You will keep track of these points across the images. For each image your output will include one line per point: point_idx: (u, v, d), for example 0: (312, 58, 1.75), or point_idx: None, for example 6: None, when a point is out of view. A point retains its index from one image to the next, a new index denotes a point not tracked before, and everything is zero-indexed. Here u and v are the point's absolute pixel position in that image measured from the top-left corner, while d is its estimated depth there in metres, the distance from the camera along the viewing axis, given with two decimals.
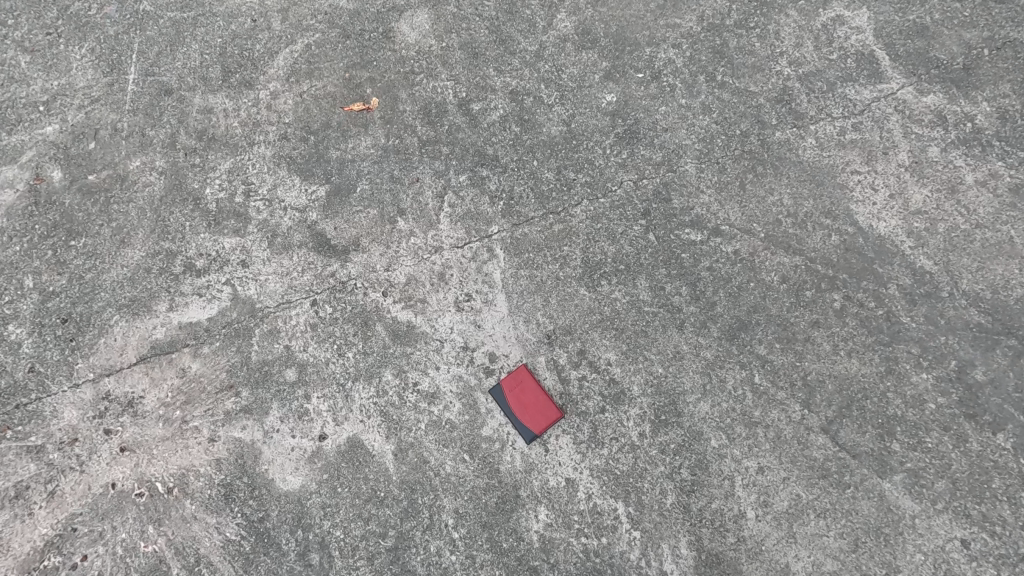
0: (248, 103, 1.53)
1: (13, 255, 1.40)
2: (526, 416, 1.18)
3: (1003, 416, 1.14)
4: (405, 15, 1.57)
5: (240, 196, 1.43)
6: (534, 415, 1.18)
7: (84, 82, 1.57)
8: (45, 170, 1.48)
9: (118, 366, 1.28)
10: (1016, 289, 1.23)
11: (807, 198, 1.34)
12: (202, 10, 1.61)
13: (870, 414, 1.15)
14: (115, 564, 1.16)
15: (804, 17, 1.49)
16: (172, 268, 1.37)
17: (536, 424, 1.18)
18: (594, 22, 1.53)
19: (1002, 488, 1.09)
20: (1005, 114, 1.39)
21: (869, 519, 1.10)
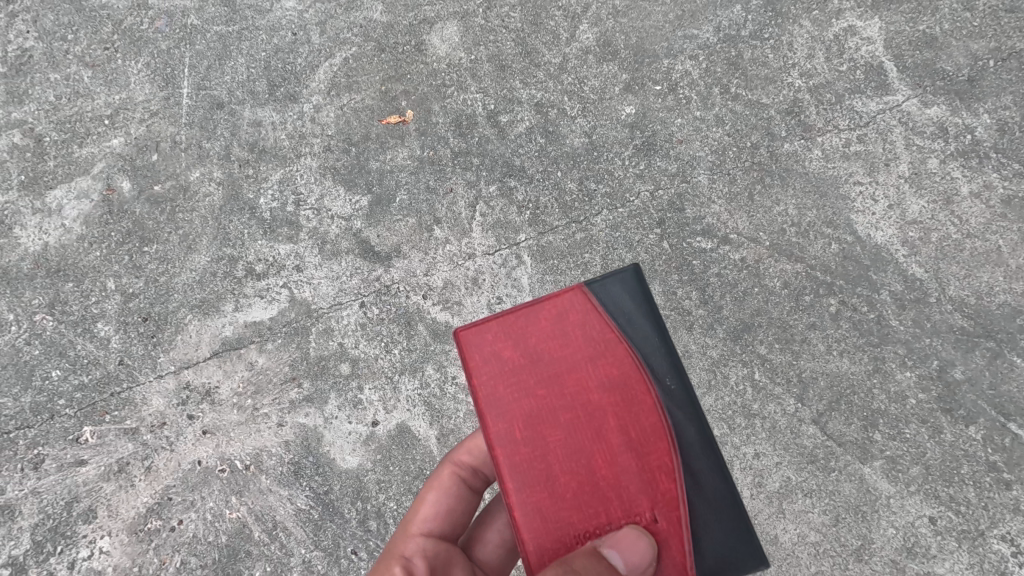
0: (295, 116, 1.66)
1: (94, 260, 1.58)
2: (601, 456, 0.89)
3: (977, 412, 1.28)
4: (436, 27, 1.69)
5: (291, 205, 1.58)
6: (597, 444, 0.90)
7: (144, 98, 1.72)
8: (115, 182, 1.64)
9: (196, 360, 1.47)
10: (999, 295, 1.36)
11: (810, 207, 1.45)
12: (247, 25, 1.75)
13: (855, 407, 1.30)
14: (207, 527, 1.37)
15: (816, 27, 1.59)
16: (235, 272, 1.54)
17: (605, 374, 0.92)
18: (615, 34, 1.64)
19: (970, 474, 1.25)
20: (1005, 125, 1.47)
21: (850, 497, 1.25)
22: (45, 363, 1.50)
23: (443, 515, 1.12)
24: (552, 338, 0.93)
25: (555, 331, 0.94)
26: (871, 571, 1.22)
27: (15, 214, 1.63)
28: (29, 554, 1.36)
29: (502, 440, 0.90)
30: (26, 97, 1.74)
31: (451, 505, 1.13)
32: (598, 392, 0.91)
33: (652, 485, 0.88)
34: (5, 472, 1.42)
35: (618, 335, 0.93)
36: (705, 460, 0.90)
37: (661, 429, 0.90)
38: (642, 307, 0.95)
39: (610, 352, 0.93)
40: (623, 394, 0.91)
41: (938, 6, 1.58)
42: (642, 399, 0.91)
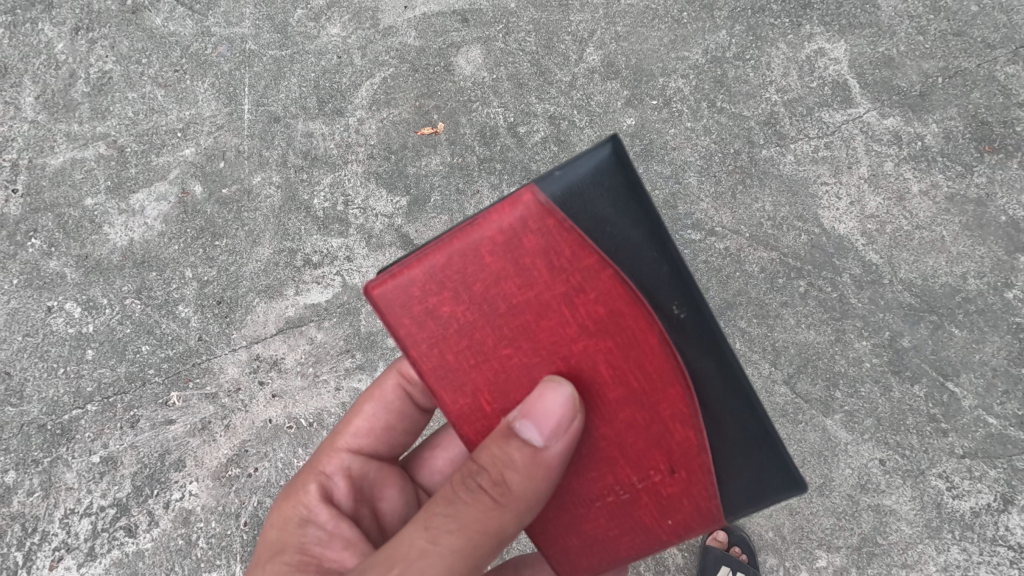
0: (342, 129, 1.92)
1: (174, 253, 1.84)
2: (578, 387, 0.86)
3: (920, 373, 1.55)
4: (462, 51, 1.96)
5: (341, 205, 1.85)
6: (572, 359, 0.85)
7: (210, 113, 1.98)
8: (188, 185, 1.90)
9: (264, 336, 1.74)
10: (942, 277, 1.61)
11: (785, 204, 1.71)
12: (298, 49, 2.02)
13: (820, 370, 1.56)
14: (278, 474, 1.64)
15: (790, 50, 1.85)
16: (294, 262, 1.81)
17: (596, 300, 0.84)
18: (617, 55, 1.91)
19: (913, 424, 1.51)
20: (950, 133, 1.73)
21: (814, 444, 1.52)
22: (136, 340, 1.78)
23: (374, 426, 1.22)
24: (507, 271, 0.85)
25: (503, 255, 0.84)
26: (831, 503, 1.47)
27: (104, 214, 1.90)
28: (132, 496, 1.65)
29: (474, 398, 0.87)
30: (108, 112, 2.00)
31: (388, 412, 1.24)
32: (570, 322, 0.85)
33: (667, 435, 0.86)
34: (108, 430, 1.70)
35: (600, 258, 0.83)
36: (709, 362, 0.86)
37: (653, 351, 0.85)
38: (618, 201, 0.83)
39: (587, 280, 0.84)
40: (605, 319, 0.84)
41: (895, 30, 1.84)
42: (642, 332, 0.84)
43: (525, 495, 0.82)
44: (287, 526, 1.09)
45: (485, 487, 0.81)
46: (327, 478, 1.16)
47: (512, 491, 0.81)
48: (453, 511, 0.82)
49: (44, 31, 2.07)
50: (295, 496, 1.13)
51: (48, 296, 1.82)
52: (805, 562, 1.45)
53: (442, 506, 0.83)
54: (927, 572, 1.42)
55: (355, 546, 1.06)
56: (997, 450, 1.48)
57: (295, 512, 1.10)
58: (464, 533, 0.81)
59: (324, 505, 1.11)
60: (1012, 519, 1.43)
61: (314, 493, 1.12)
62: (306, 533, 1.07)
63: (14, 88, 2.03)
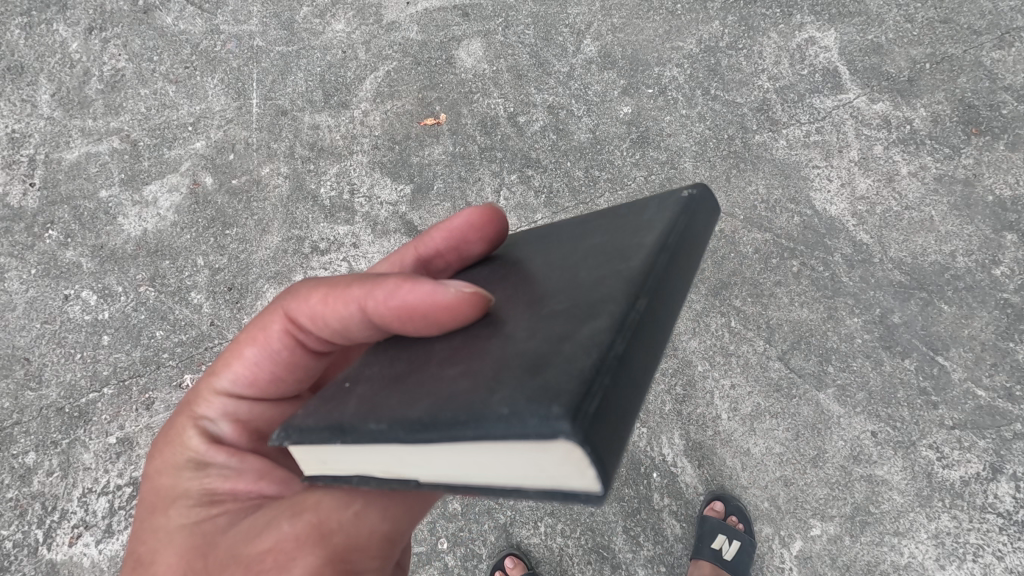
0: (347, 121, 1.98)
1: (186, 242, 1.91)
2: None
3: (911, 347, 1.59)
4: (463, 44, 2.02)
5: (347, 194, 1.91)
6: None
7: (220, 107, 2.04)
8: (200, 177, 1.96)
9: None
10: (931, 255, 1.66)
11: (777, 187, 1.76)
12: (304, 45, 2.08)
13: (812, 346, 1.61)
14: None
15: (782, 39, 1.91)
16: (303, 249, 1.87)
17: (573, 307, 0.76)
18: (614, 46, 1.97)
19: (904, 397, 1.55)
20: (938, 117, 1.78)
21: (808, 417, 1.56)
22: (151, 325, 1.84)
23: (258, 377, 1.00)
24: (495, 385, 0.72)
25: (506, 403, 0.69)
26: (825, 474, 1.52)
27: (118, 206, 1.96)
28: None
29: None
30: (121, 108, 2.06)
31: (276, 362, 1.00)
32: None
33: None
34: (124, 412, 1.76)
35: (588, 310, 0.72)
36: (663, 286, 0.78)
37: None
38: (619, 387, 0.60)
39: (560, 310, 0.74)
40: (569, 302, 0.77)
41: (884, 19, 1.89)
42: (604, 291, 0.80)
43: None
44: (177, 473, 0.96)
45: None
46: (209, 422, 0.99)
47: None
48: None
49: (59, 31, 2.14)
50: (175, 442, 0.99)
51: (65, 284, 1.89)
52: (799, 531, 1.51)
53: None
54: (919, 539, 1.46)
55: (269, 475, 0.96)
56: (986, 421, 1.52)
57: (183, 459, 0.97)
58: None
59: (217, 447, 0.98)
60: (1000, 487, 1.47)
61: (200, 440, 0.98)
62: (203, 479, 0.95)
63: (31, 86, 2.09)
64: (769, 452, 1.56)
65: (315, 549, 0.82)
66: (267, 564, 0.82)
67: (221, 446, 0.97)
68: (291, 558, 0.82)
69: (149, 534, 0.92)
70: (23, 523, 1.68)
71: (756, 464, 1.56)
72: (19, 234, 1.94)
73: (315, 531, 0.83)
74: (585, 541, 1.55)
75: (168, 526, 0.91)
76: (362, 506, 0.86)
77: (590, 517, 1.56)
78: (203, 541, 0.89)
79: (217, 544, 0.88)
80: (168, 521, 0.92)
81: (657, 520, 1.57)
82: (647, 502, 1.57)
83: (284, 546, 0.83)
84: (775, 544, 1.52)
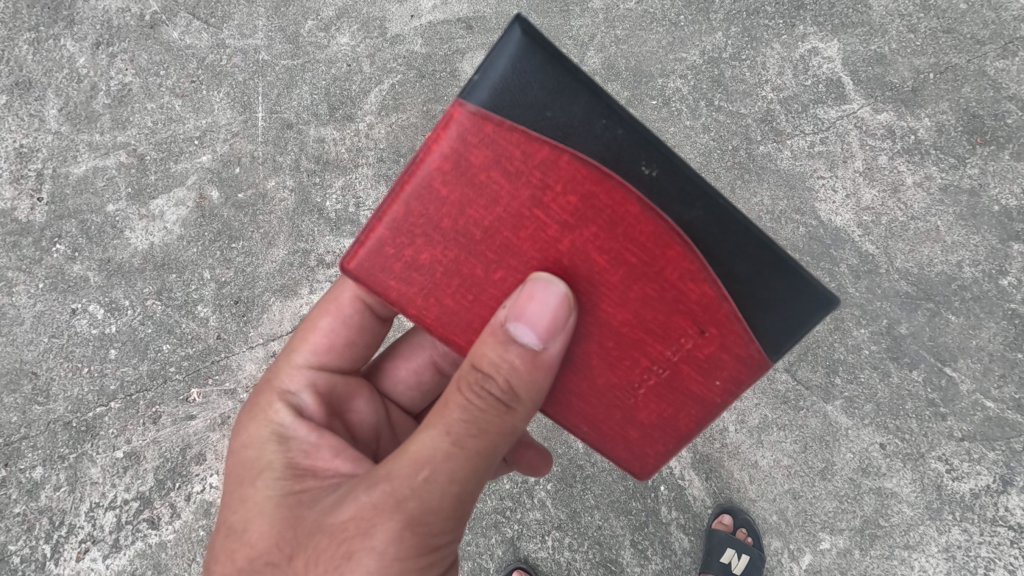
0: (352, 134, 1.99)
1: (192, 255, 1.91)
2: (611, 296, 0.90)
3: (918, 359, 1.59)
4: (468, 57, 2.04)
5: (352, 207, 1.92)
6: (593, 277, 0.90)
7: (227, 120, 2.05)
8: (206, 190, 1.97)
9: (280, 334, 1.82)
10: (938, 266, 1.65)
11: (782, 197, 1.76)
12: (309, 58, 2.10)
13: (819, 357, 1.61)
14: None
15: (785, 49, 1.91)
16: (309, 262, 1.88)
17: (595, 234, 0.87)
18: (617, 58, 1.97)
19: (913, 409, 1.55)
20: (943, 127, 1.78)
21: (815, 429, 1.55)
22: (157, 339, 1.85)
23: (335, 345, 1.20)
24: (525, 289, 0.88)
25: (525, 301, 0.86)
26: (834, 487, 1.51)
27: (125, 220, 1.97)
28: (154, 489, 1.71)
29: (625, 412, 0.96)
30: (128, 123, 2.08)
31: (347, 326, 1.22)
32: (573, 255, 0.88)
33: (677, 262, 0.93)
34: (131, 425, 1.77)
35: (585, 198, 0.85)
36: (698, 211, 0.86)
37: (638, 220, 0.86)
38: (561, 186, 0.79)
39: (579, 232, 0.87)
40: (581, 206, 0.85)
41: (887, 29, 1.90)
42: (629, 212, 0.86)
43: (538, 388, 0.88)
44: (261, 446, 1.03)
45: (497, 393, 0.85)
46: (293, 395, 1.11)
47: (520, 392, 0.86)
48: (469, 415, 0.86)
49: (67, 46, 2.16)
50: (258, 418, 1.07)
51: (73, 298, 1.89)
52: (808, 544, 1.50)
53: (454, 410, 0.86)
54: (929, 552, 1.45)
55: (345, 453, 1.02)
56: (995, 432, 1.51)
57: (264, 433, 1.05)
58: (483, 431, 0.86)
59: (299, 420, 1.06)
60: (1011, 500, 1.46)
61: (286, 412, 1.06)
62: (286, 448, 1.01)
63: (38, 101, 2.11)
64: (777, 465, 1.55)
65: (392, 516, 0.83)
66: (352, 532, 0.83)
67: (299, 419, 1.06)
68: (373, 524, 0.83)
69: (240, 505, 0.96)
70: (30, 538, 1.68)
71: (764, 476, 1.55)
72: (27, 249, 1.95)
73: (388, 499, 0.84)
74: (593, 555, 1.54)
75: (255, 497, 0.96)
76: (432, 470, 0.84)
77: (598, 530, 1.55)
78: (291, 510, 0.92)
79: (304, 518, 0.90)
80: (256, 491, 0.97)
81: (666, 533, 1.56)
82: (655, 516, 1.56)
83: (362, 514, 0.84)
84: (783, 558, 1.51)
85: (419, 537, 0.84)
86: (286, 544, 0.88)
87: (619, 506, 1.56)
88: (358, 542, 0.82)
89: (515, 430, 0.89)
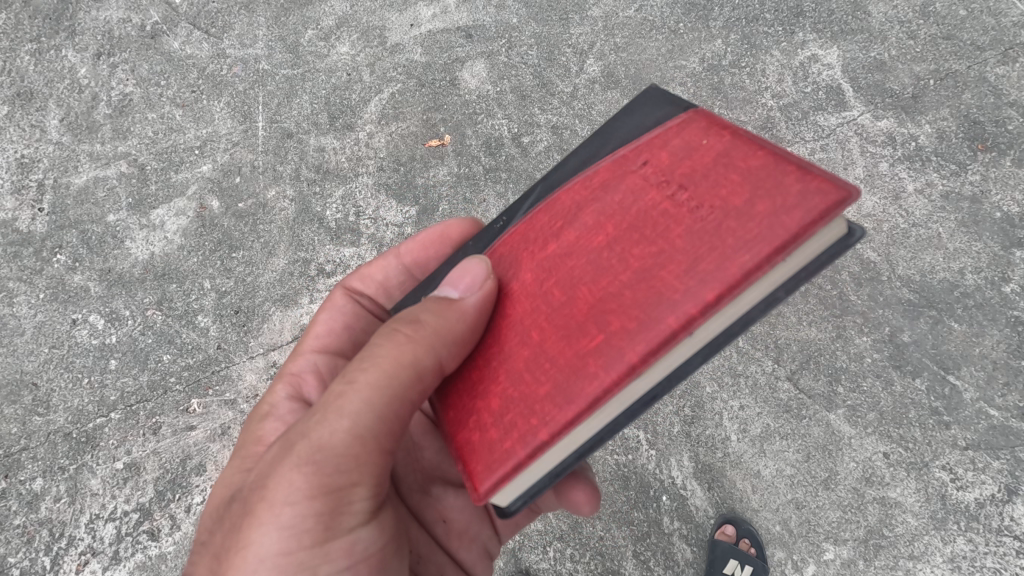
0: (352, 143, 2.00)
1: (192, 265, 1.91)
2: (614, 221, 0.89)
3: (921, 367, 1.58)
4: (467, 65, 2.04)
5: (353, 216, 1.92)
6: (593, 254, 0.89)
7: (227, 130, 2.05)
8: (206, 200, 1.98)
9: (280, 344, 1.82)
10: (940, 273, 1.65)
11: None
12: (309, 68, 2.10)
13: (821, 366, 1.60)
14: None
15: (785, 57, 1.91)
16: (309, 271, 1.87)
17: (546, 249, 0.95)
18: (617, 66, 1.98)
19: (916, 417, 1.54)
20: (943, 133, 1.77)
21: (818, 438, 1.55)
22: (158, 349, 1.84)
23: (332, 328, 1.29)
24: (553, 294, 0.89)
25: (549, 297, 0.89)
26: (837, 496, 1.50)
27: (125, 230, 1.97)
28: (154, 500, 1.70)
29: (742, 248, 0.77)
30: (129, 133, 2.08)
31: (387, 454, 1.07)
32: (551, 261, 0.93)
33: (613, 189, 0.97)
34: (131, 436, 1.76)
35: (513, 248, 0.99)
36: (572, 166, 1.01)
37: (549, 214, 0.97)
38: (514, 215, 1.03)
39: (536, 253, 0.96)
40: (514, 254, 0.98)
41: (886, 36, 1.89)
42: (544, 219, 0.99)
43: (440, 331, 0.92)
44: (252, 423, 1.12)
45: (403, 325, 0.95)
46: (294, 376, 1.20)
47: (426, 324, 0.94)
48: (366, 355, 0.94)
49: (68, 57, 2.17)
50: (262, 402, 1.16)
51: (73, 309, 1.89)
52: (812, 555, 1.49)
53: (360, 354, 0.96)
54: (934, 563, 1.44)
55: None
56: (1000, 441, 1.50)
57: (259, 411, 1.15)
58: (378, 370, 0.93)
59: (291, 399, 1.15)
60: (1017, 510, 1.45)
61: (284, 391, 1.16)
62: (266, 424, 1.11)
63: (40, 112, 2.12)
64: (780, 475, 1.54)
65: (287, 457, 0.91)
66: (260, 485, 0.92)
67: (288, 396, 1.16)
68: (272, 471, 0.92)
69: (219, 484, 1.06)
70: (30, 550, 1.68)
71: (767, 486, 1.54)
72: (28, 259, 1.96)
73: (287, 445, 0.93)
74: (595, 566, 1.53)
75: (229, 470, 1.05)
76: (326, 416, 0.91)
77: (600, 541, 1.54)
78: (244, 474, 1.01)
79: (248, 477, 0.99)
80: (233, 462, 1.06)
81: (668, 544, 1.55)
82: (657, 526, 1.55)
83: (267, 462, 0.94)
84: (787, 569, 1.50)
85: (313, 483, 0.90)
86: (229, 504, 0.98)
87: (620, 516, 1.55)
88: (263, 490, 0.91)
89: (425, 375, 0.93)
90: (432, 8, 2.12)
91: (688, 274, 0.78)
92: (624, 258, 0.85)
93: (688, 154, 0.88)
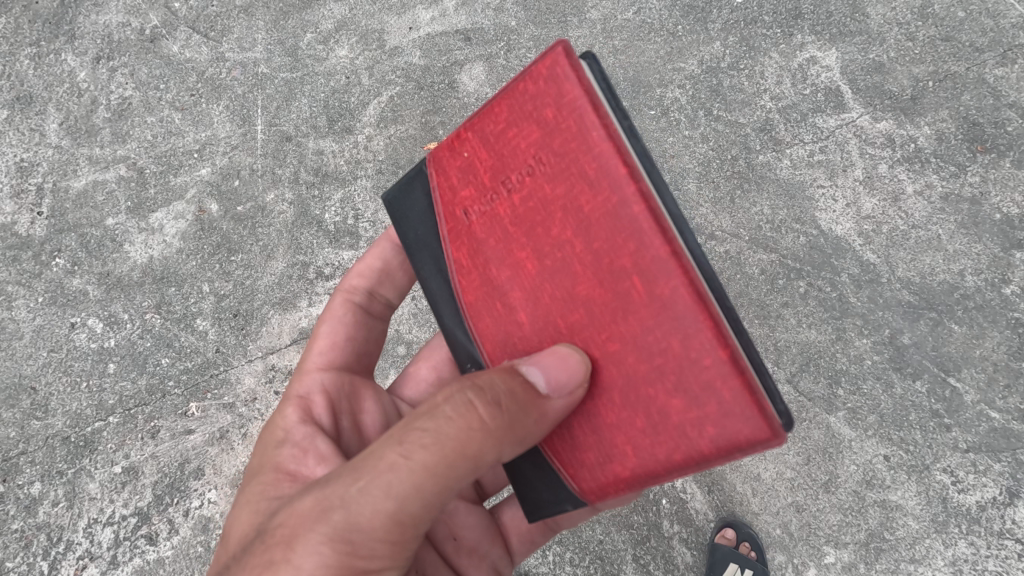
0: (351, 146, 2.00)
1: (191, 268, 1.91)
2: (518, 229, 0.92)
3: (922, 369, 1.57)
4: (466, 68, 2.04)
5: (351, 219, 1.92)
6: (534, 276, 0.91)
7: (226, 133, 2.06)
8: (205, 204, 1.98)
9: (279, 347, 1.81)
10: (940, 275, 1.64)
11: (782, 207, 1.75)
12: (308, 71, 2.10)
13: (821, 368, 1.59)
14: None
15: (784, 59, 1.91)
16: (308, 275, 1.87)
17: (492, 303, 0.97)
18: (615, 68, 1.98)
19: (917, 420, 1.53)
20: (942, 135, 1.77)
21: (818, 441, 1.54)
22: (156, 352, 1.84)
23: (336, 341, 1.27)
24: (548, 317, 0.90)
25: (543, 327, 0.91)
26: (838, 499, 1.50)
27: (124, 233, 1.97)
28: (152, 505, 1.70)
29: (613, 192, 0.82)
30: (128, 136, 2.08)
31: None
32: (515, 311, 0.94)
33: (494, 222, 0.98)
34: (129, 440, 1.76)
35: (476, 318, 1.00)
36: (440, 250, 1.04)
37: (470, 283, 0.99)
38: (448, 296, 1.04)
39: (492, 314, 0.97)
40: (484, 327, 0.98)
41: (885, 38, 1.89)
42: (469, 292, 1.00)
43: (517, 424, 0.85)
44: (263, 450, 1.09)
45: (489, 406, 0.84)
46: (302, 398, 1.16)
47: (511, 415, 0.84)
48: (432, 426, 0.83)
49: (67, 61, 2.17)
50: (271, 424, 1.13)
51: (72, 313, 1.89)
52: (812, 558, 1.48)
53: (421, 419, 0.84)
54: (935, 566, 1.43)
55: (329, 459, 1.04)
56: (1001, 444, 1.49)
57: (272, 435, 1.10)
58: (439, 449, 0.81)
59: (302, 423, 1.11)
60: (1018, 512, 1.44)
61: (295, 414, 1.12)
62: (280, 454, 1.05)
63: (39, 115, 2.12)
64: (780, 478, 1.53)
65: (316, 525, 0.83)
66: (279, 539, 0.85)
67: (301, 424, 1.10)
68: (297, 535, 0.83)
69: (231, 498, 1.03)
70: (27, 555, 1.67)
71: (767, 489, 1.53)
72: (27, 263, 1.95)
73: (317, 506, 0.84)
74: (594, 569, 1.52)
75: (241, 499, 1.00)
76: (367, 483, 0.82)
77: (599, 545, 1.54)
78: (257, 514, 0.95)
79: (262, 518, 0.92)
80: (244, 490, 1.01)
81: (668, 548, 1.54)
82: (657, 530, 1.55)
83: (292, 521, 0.85)
84: (788, 572, 1.49)
85: (340, 553, 0.82)
86: (239, 550, 0.91)
87: (620, 519, 1.55)
88: (281, 550, 0.83)
89: (482, 464, 0.84)
90: (430, 11, 2.12)
91: (603, 194, 0.83)
92: (565, 244, 0.87)
93: (497, 146, 0.95)
